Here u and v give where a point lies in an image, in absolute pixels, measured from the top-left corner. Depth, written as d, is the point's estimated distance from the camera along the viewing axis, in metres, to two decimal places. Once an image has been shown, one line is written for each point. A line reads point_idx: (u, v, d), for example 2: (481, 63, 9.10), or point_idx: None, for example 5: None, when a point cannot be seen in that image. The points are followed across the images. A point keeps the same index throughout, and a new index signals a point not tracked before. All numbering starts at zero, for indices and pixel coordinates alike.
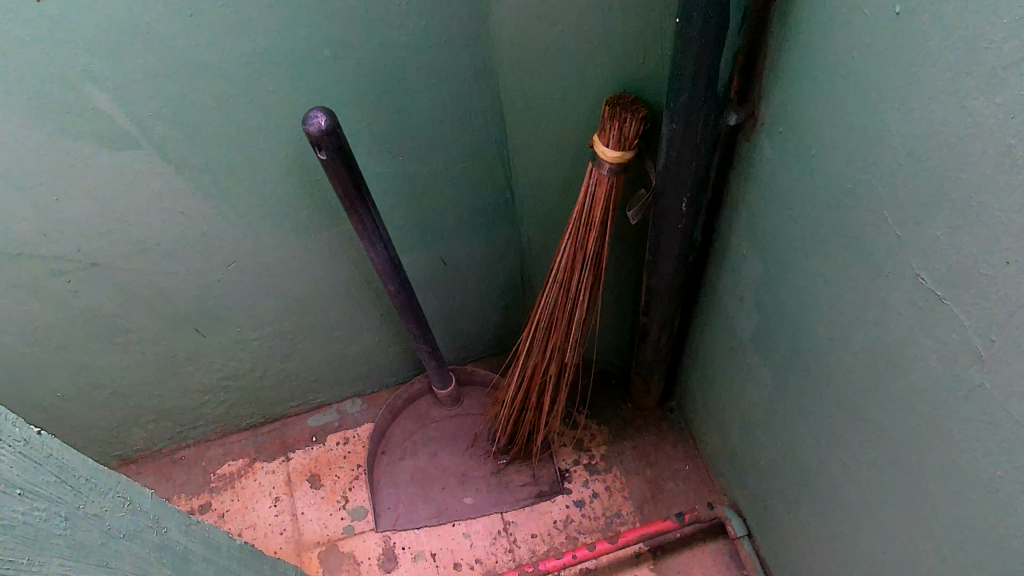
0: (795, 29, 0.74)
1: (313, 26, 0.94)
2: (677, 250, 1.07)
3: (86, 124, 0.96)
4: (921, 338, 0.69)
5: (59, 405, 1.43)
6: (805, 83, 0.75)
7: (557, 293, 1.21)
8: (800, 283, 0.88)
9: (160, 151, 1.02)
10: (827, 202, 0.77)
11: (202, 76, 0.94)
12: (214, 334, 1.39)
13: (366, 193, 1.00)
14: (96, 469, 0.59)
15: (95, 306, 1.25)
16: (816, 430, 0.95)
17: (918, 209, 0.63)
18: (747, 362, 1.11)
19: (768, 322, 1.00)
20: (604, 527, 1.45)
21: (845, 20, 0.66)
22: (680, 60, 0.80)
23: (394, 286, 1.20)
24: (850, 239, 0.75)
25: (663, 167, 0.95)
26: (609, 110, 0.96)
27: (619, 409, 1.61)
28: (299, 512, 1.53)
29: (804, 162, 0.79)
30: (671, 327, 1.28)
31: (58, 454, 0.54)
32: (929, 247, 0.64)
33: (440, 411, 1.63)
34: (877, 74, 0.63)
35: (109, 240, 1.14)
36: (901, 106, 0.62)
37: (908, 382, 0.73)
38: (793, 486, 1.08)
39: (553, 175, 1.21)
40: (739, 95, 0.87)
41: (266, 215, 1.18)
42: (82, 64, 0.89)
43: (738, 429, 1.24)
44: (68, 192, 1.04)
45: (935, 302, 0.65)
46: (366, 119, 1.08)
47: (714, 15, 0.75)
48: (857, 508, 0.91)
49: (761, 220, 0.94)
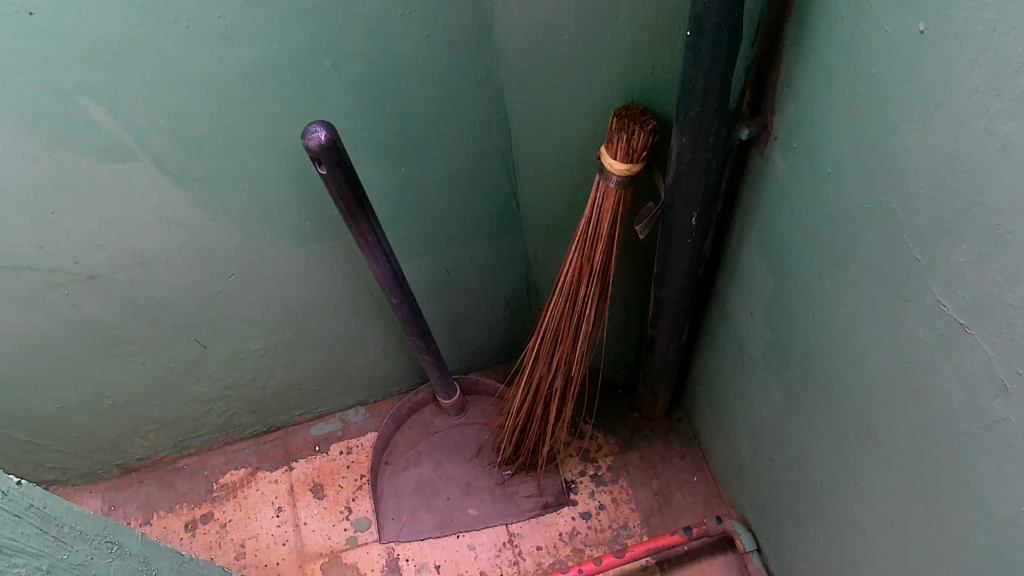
0: (811, 43, 0.72)
1: (315, 36, 0.92)
2: (687, 263, 1.05)
3: (83, 138, 0.94)
4: (942, 365, 0.66)
5: (60, 415, 1.41)
6: (822, 100, 0.72)
7: (563, 305, 1.19)
8: (814, 301, 0.85)
9: (158, 163, 1.01)
10: (845, 221, 0.75)
11: (200, 87, 0.92)
12: (215, 344, 1.38)
13: (367, 207, 0.98)
14: (78, 515, 0.58)
15: (94, 318, 1.23)
16: (829, 450, 0.92)
17: (941, 234, 0.61)
18: (757, 377, 1.09)
19: (780, 339, 0.97)
20: (611, 539, 1.43)
21: (863, 36, 0.63)
22: (691, 74, 0.78)
23: (397, 298, 1.18)
24: (868, 261, 0.72)
25: (673, 181, 0.92)
26: (617, 121, 0.94)
27: (625, 420, 1.58)
28: (302, 522, 1.52)
29: (819, 179, 0.77)
30: (679, 339, 1.25)
31: (39, 502, 0.53)
32: (952, 273, 0.61)
33: (445, 421, 1.61)
34: (898, 93, 0.61)
35: (107, 252, 1.12)
36: (924, 128, 0.59)
37: (927, 408, 0.70)
38: (804, 505, 1.06)
39: (559, 184, 1.19)
40: (751, 108, 0.85)
41: (267, 225, 1.16)
42: (77, 76, 0.87)
43: (748, 443, 1.22)
44: (65, 205, 1.02)
45: (957, 329, 0.63)
46: (370, 129, 1.06)
47: (726, 27, 0.72)
48: (871, 531, 0.88)
49: (773, 235, 0.91)
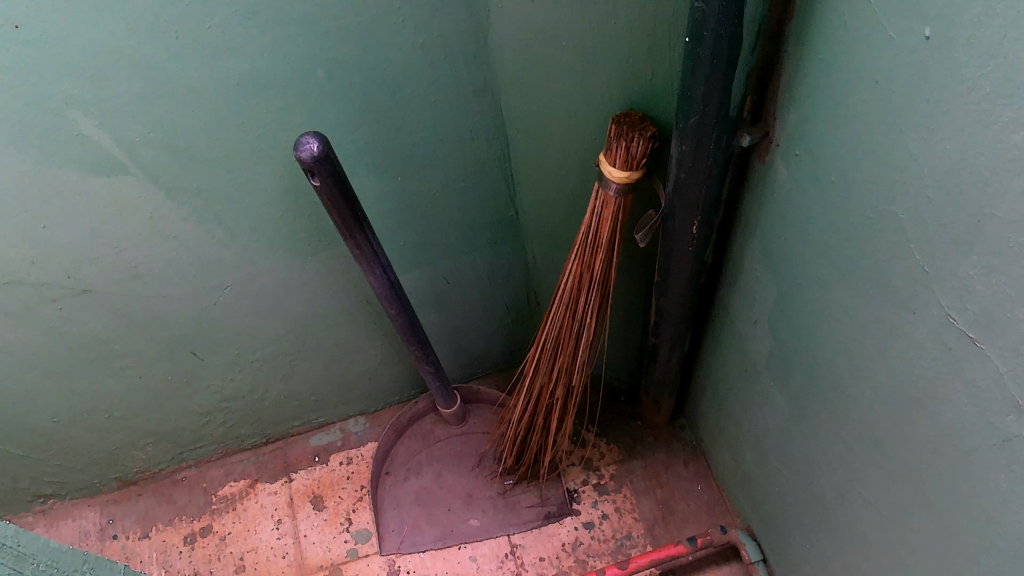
0: (814, 48, 0.70)
1: (307, 46, 0.90)
2: (688, 271, 1.03)
3: (73, 151, 0.93)
4: (952, 380, 0.64)
5: (56, 429, 1.40)
6: (825, 108, 0.71)
7: (563, 314, 1.17)
8: (819, 311, 0.83)
9: (150, 176, 0.99)
10: (850, 231, 0.73)
11: (192, 98, 0.91)
12: (213, 357, 1.36)
13: (362, 218, 0.96)
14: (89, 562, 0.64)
15: (89, 332, 1.22)
16: (836, 462, 0.91)
17: (950, 246, 0.59)
18: (762, 386, 1.07)
19: (785, 349, 0.95)
20: (614, 550, 1.41)
21: (867, 42, 0.61)
22: (690, 80, 0.76)
23: (395, 309, 1.16)
24: (874, 272, 0.71)
25: (673, 189, 0.91)
26: (616, 128, 0.92)
27: (629, 428, 1.56)
28: (302, 534, 1.50)
29: (823, 187, 0.75)
30: (681, 348, 1.24)
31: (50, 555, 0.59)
32: (961, 286, 0.59)
33: (445, 431, 1.59)
34: (903, 100, 0.59)
35: (100, 266, 1.10)
36: (931, 137, 0.57)
37: (937, 423, 0.68)
38: (811, 516, 1.04)
39: (558, 191, 1.17)
40: (752, 114, 0.83)
41: (262, 237, 1.14)
42: (66, 89, 0.86)
43: (752, 453, 1.20)
44: (57, 219, 1.01)
45: (967, 343, 0.61)
46: (365, 139, 1.04)
47: (726, 33, 0.70)
48: (879, 545, 0.86)
49: (777, 244, 0.89)
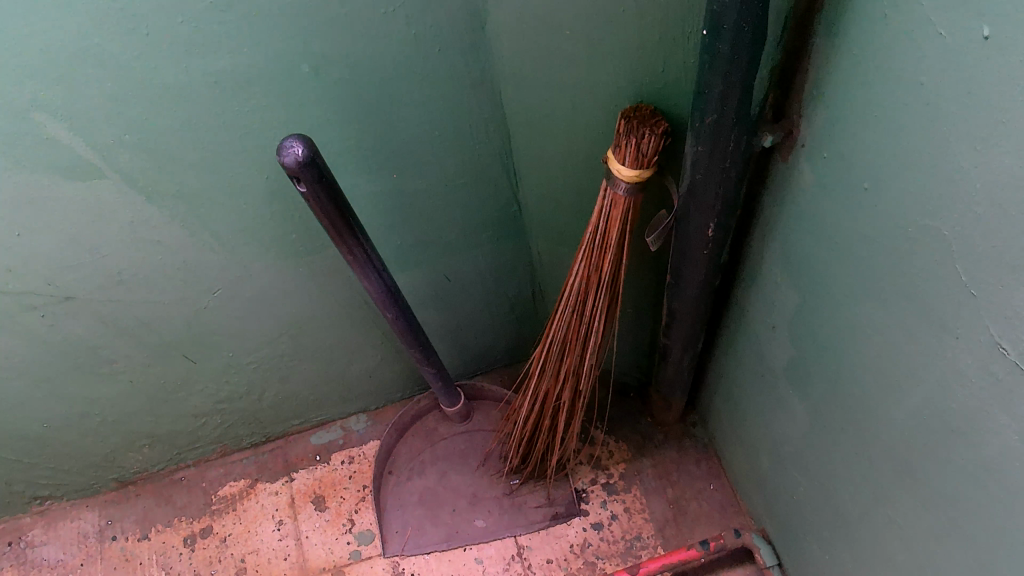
0: (846, 43, 0.63)
1: (290, 40, 0.83)
2: (702, 273, 0.97)
3: (42, 156, 0.86)
4: (999, 413, 0.58)
5: (49, 434, 1.36)
6: (858, 109, 0.64)
7: (570, 315, 1.11)
8: (845, 324, 0.77)
9: (129, 180, 0.93)
10: (883, 243, 0.66)
11: (168, 99, 0.84)
12: (206, 360, 1.31)
13: (354, 223, 0.90)
14: None
15: (75, 337, 1.17)
16: (861, 479, 0.85)
17: (1005, 271, 0.53)
18: (780, 393, 1.01)
19: (806, 358, 0.89)
20: (624, 552, 1.37)
21: (912, 39, 0.55)
22: (707, 76, 0.69)
23: (393, 313, 1.11)
24: (910, 290, 0.64)
25: (688, 190, 0.84)
26: (625, 124, 0.85)
27: (638, 425, 1.52)
28: (303, 536, 1.46)
29: (854, 195, 0.69)
30: (694, 349, 1.18)
31: None
32: (1014, 314, 0.53)
33: (449, 428, 1.54)
34: (953, 107, 0.53)
35: (81, 273, 1.05)
36: (985, 149, 0.51)
37: (978, 456, 0.62)
38: (831, 530, 0.99)
39: (562, 187, 1.10)
40: (775, 112, 0.76)
41: (252, 239, 1.08)
42: (30, 91, 0.79)
43: (768, 458, 1.14)
44: (31, 227, 0.95)
45: (1019, 376, 0.55)
46: (357, 136, 0.98)
47: (748, 26, 0.63)
48: (906, 569, 0.81)
49: (799, 248, 0.83)
